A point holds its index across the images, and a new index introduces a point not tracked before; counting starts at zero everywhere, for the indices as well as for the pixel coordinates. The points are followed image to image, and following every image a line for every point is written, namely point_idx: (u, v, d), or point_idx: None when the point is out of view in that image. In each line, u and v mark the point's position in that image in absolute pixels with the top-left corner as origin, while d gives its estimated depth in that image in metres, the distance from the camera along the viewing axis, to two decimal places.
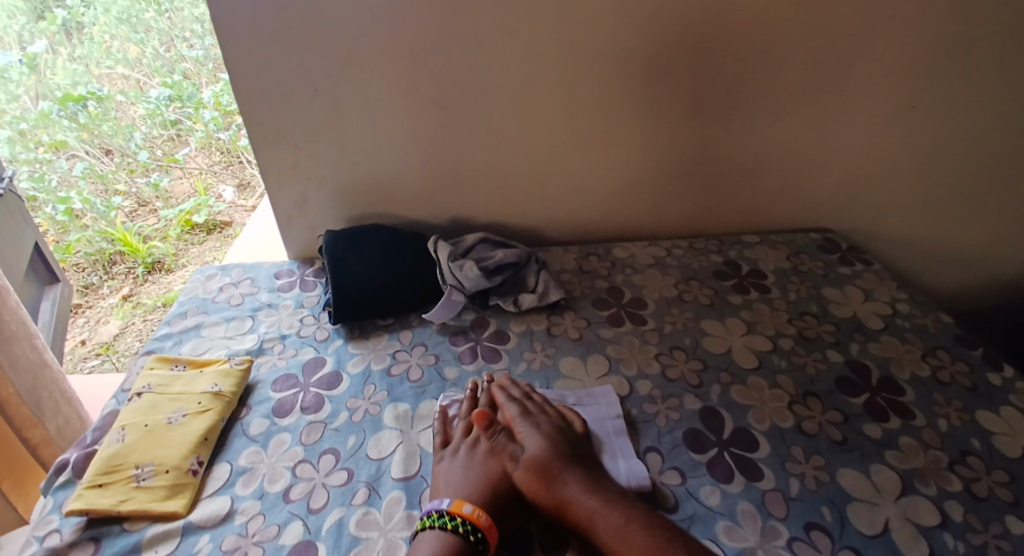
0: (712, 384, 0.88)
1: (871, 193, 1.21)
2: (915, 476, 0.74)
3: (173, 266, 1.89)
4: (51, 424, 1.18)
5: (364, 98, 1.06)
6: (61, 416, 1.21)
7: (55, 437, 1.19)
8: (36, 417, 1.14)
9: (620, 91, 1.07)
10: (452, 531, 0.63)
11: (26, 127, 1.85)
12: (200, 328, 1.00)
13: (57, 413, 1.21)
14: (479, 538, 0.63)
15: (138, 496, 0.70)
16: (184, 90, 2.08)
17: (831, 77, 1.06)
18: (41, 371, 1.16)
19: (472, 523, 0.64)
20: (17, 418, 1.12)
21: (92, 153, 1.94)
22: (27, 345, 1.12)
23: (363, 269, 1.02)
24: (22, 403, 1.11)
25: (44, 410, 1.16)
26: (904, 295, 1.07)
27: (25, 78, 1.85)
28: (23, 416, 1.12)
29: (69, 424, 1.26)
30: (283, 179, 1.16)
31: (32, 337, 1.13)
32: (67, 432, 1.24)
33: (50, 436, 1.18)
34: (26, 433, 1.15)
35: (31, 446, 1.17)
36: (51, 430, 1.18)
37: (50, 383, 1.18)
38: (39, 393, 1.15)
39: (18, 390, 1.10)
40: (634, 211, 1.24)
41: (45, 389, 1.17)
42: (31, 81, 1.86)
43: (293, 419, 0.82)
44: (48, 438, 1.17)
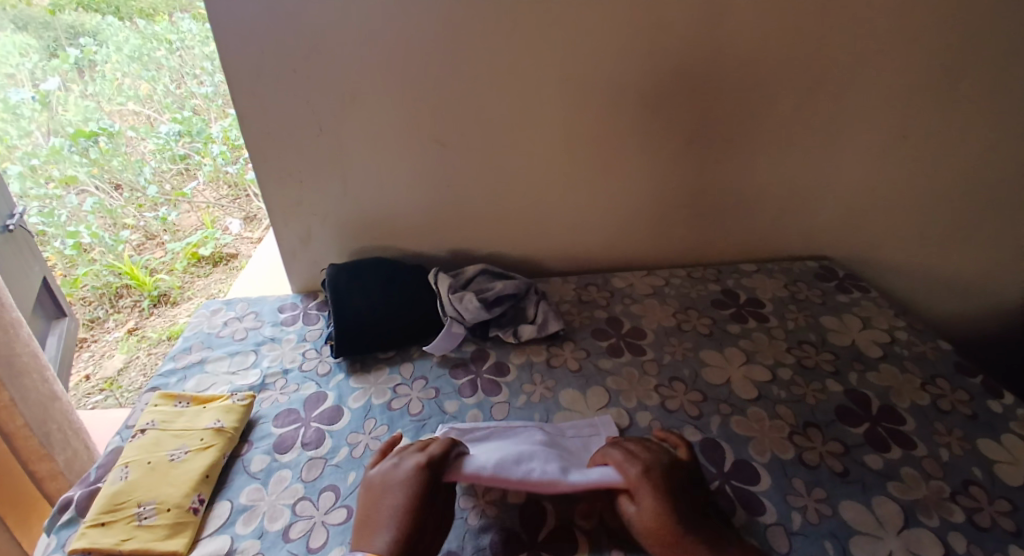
0: (712, 416, 0.88)
1: (865, 222, 1.23)
2: (917, 508, 0.74)
3: (178, 299, 1.92)
4: (59, 457, 1.19)
5: (366, 137, 1.09)
6: (70, 448, 1.22)
7: (63, 470, 1.21)
8: (42, 448, 1.15)
9: (615, 126, 1.10)
10: None
11: (38, 163, 1.88)
12: (203, 364, 1.01)
13: (67, 444, 1.22)
14: None
15: (140, 535, 0.70)
16: (193, 125, 2.11)
17: (820, 110, 1.09)
18: (51, 404, 1.17)
19: None
20: (23, 451, 1.14)
21: (102, 188, 1.98)
22: (37, 378, 1.13)
23: (365, 303, 1.04)
24: (31, 434, 1.12)
25: (53, 442, 1.17)
26: (902, 323, 1.08)
27: (37, 115, 1.86)
28: (29, 448, 1.14)
29: (78, 456, 1.26)
30: (287, 215, 1.18)
31: (44, 369, 1.15)
32: (75, 463, 1.24)
33: (57, 470, 1.20)
34: (32, 467, 1.17)
35: (38, 480, 1.19)
36: (59, 463, 1.19)
37: (59, 415, 1.19)
38: (49, 425, 1.16)
39: (27, 422, 1.11)
40: (632, 241, 1.26)
41: (54, 421, 1.18)
42: (43, 118, 1.88)
43: (293, 455, 0.82)
44: (54, 471, 1.19)
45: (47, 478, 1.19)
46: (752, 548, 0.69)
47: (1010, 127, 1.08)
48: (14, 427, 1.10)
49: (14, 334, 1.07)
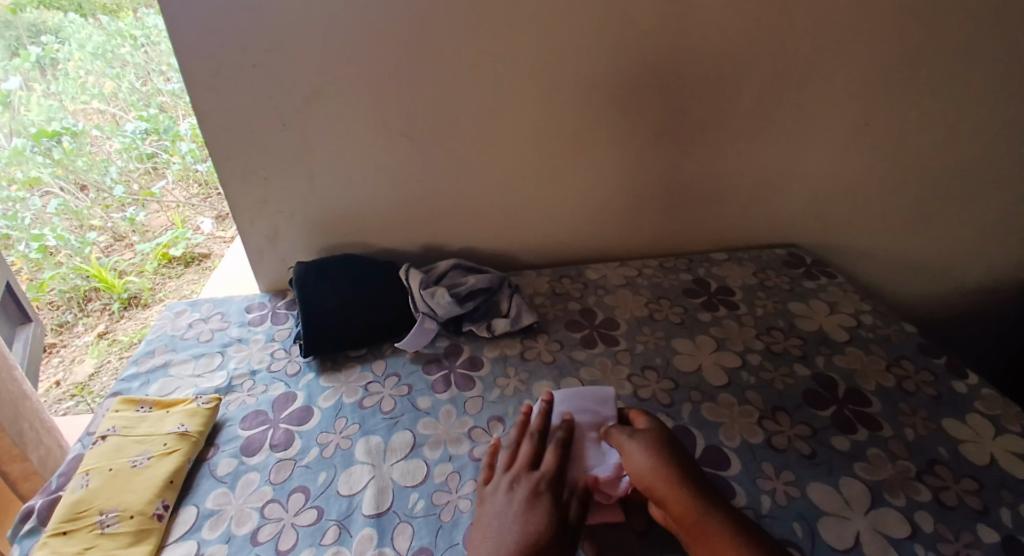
0: (683, 403, 0.88)
1: (832, 209, 1.25)
2: (883, 488, 0.75)
3: (150, 301, 1.86)
4: (33, 456, 1.16)
5: (331, 131, 1.07)
6: (43, 446, 1.19)
7: (37, 468, 1.18)
8: (15, 449, 1.12)
9: (585, 117, 1.10)
10: None
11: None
12: (168, 368, 0.98)
13: (39, 443, 1.19)
14: None
15: (103, 544, 0.68)
16: (160, 123, 2.06)
17: (785, 99, 1.10)
18: (22, 404, 1.14)
19: None
20: None
21: (67, 189, 1.92)
22: (8, 377, 1.10)
23: (334, 301, 1.02)
24: (3, 433, 1.10)
25: (27, 441, 1.15)
26: (868, 306, 1.10)
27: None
28: (1, 448, 1.11)
29: (51, 455, 1.23)
30: (253, 213, 1.15)
31: (14, 367, 1.11)
32: (49, 462, 1.21)
33: (30, 469, 1.17)
34: (5, 468, 1.14)
35: (11, 481, 1.16)
36: (33, 462, 1.17)
37: (31, 414, 1.16)
38: (21, 423, 1.13)
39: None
40: (605, 232, 1.26)
41: (27, 420, 1.15)
42: (3, 117, 1.83)
43: (261, 457, 0.81)
44: (28, 471, 1.16)
45: (20, 479, 1.16)
46: None
47: (967, 112, 1.11)
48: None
49: None
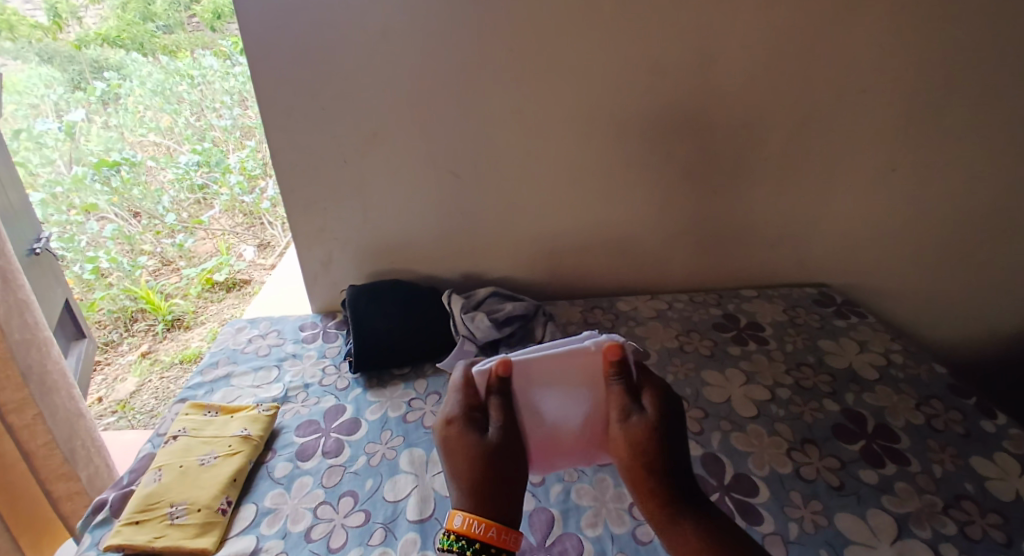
0: (713, 431, 0.92)
1: (861, 250, 1.28)
2: (910, 520, 0.77)
3: (191, 323, 2.01)
4: (82, 473, 1.25)
5: (387, 166, 1.17)
6: (92, 464, 1.28)
7: (84, 486, 1.27)
8: (64, 467, 1.21)
9: (621, 157, 1.17)
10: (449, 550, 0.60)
11: (61, 191, 1.96)
12: (229, 378, 1.06)
13: (89, 461, 1.28)
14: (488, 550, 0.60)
15: (172, 533, 0.74)
16: (212, 156, 2.25)
17: (814, 143, 1.16)
18: (76, 422, 1.24)
19: (466, 537, 0.60)
20: (43, 470, 1.19)
21: (121, 216, 2.10)
22: (65, 396, 1.21)
23: (383, 321, 1.09)
24: (54, 451, 1.18)
25: (78, 458, 1.24)
26: (897, 347, 1.12)
27: (60, 144, 1.96)
28: (50, 466, 1.19)
29: (99, 473, 1.32)
30: (310, 239, 1.25)
31: (70, 387, 1.22)
32: (98, 481, 1.30)
33: (74, 490, 1.25)
34: (51, 486, 1.21)
35: (54, 499, 1.23)
36: (78, 482, 1.24)
37: (84, 432, 1.26)
38: (73, 442, 1.23)
39: (54, 439, 1.17)
40: (637, 267, 1.32)
41: (80, 438, 1.25)
42: (67, 147, 1.98)
43: (314, 463, 0.87)
44: (72, 491, 1.24)
45: (64, 497, 1.24)
46: None
47: (994, 157, 1.15)
48: (36, 446, 1.15)
49: (45, 351, 1.15)
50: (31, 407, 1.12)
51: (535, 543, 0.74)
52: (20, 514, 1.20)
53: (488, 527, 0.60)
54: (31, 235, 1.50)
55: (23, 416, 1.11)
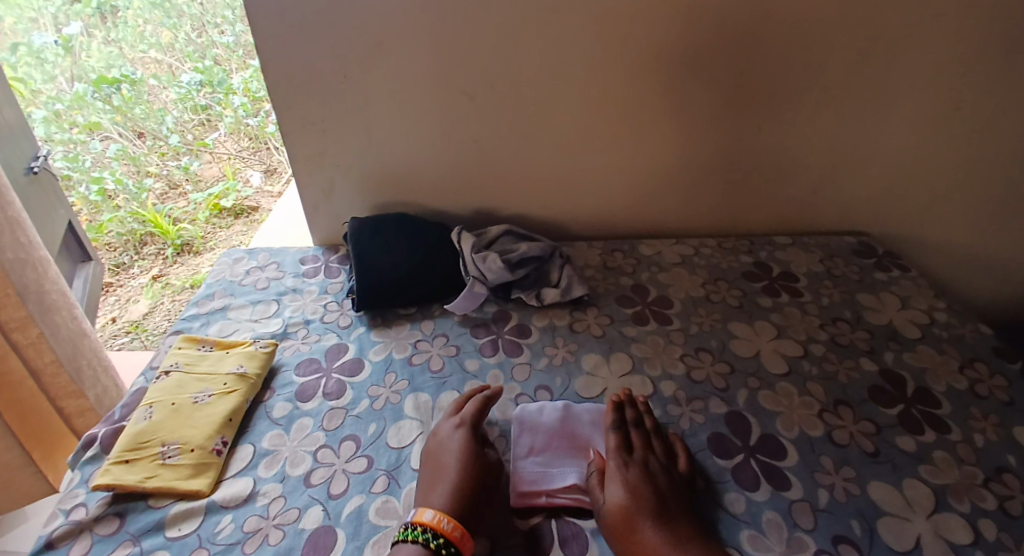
0: (739, 388, 0.86)
1: (908, 198, 1.17)
2: (948, 493, 0.72)
3: (201, 249, 1.93)
4: (90, 392, 1.23)
5: (391, 86, 1.05)
6: (99, 385, 1.26)
7: (92, 405, 1.24)
8: (71, 385, 1.18)
9: (653, 83, 1.05)
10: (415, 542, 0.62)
11: (62, 109, 1.93)
12: (226, 311, 1.01)
13: (97, 381, 1.25)
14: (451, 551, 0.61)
15: (164, 473, 0.71)
16: (214, 76, 2.12)
17: (872, 75, 1.02)
18: (81, 341, 1.20)
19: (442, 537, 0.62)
20: (52, 388, 1.16)
21: (125, 136, 2.03)
22: (67, 315, 1.16)
23: (388, 258, 1.02)
24: (60, 370, 1.15)
25: (84, 377, 1.21)
26: (942, 304, 1.03)
27: (60, 60, 1.93)
28: (57, 384, 1.16)
29: (108, 393, 1.30)
30: (311, 165, 1.16)
31: (73, 307, 1.18)
32: (105, 400, 1.28)
33: (84, 406, 1.23)
34: (61, 403, 1.20)
35: (65, 416, 1.21)
36: (88, 399, 1.23)
37: (89, 351, 1.23)
38: (79, 361, 1.20)
39: (55, 359, 1.13)
40: (663, 208, 1.22)
41: (85, 357, 1.21)
42: (67, 63, 1.95)
43: (315, 404, 0.83)
44: (82, 407, 1.22)
45: (75, 414, 1.22)
46: (776, 521, 0.68)
47: None
48: (42, 364, 1.12)
49: (43, 271, 1.10)
50: (34, 326, 1.07)
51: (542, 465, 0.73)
52: (41, 435, 1.17)
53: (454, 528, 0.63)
54: (29, 152, 1.42)
55: (28, 335, 1.07)
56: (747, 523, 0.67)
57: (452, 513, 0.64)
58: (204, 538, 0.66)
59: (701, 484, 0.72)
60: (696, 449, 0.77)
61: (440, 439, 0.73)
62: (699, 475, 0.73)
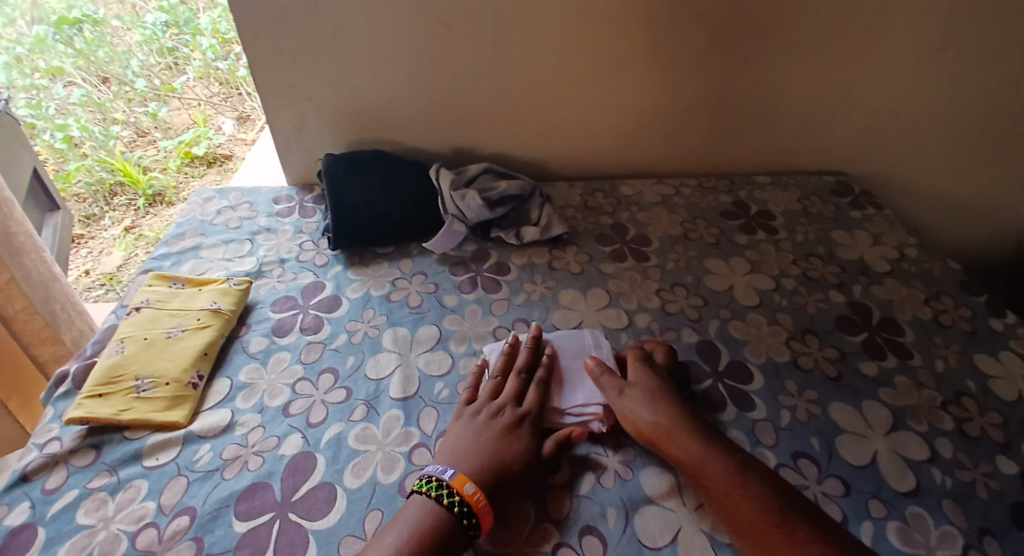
0: (711, 320, 0.87)
1: (888, 137, 1.17)
2: (907, 414, 0.75)
3: (173, 200, 1.86)
4: (65, 337, 1.21)
5: (361, 13, 1.00)
6: (75, 329, 1.24)
7: (71, 348, 1.23)
8: (48, 329, 1.17)
9: (634, 13, 1.01)
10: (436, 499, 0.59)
11: (23, 52, 1.86)
12: (198, 250, 0.99)
13: (72, 325, 1.24)
14: (473, 523, 0.57)
15: (139, 406, 0.71)
16: (180, 15, 2.05)
17: (857, 8, 0.99)
18: (53, 285, 1.16)
19: (467, 505, 0.58)
20: (24, 335, 1.15)
21: (89, 81, 1.94)
22: (37, 258, 1.12)
23: (363, 195, 1.00)
24: (34, 315, 1.14)
25: (60, 320, 1.19)
26: (913, 241, 1.05)
27: (19, 3, 1.85)
28: (30, 329, 1.14)
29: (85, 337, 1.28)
30: (280, 99, 1.11)
31: (42, 250, 1.13)
32: (82, 343, 1.26)
33: (58, 354, 1.22)
34: (36, 350, 1.18)
35: (38, 364, 1.21)
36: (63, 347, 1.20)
37: (61, 296, 1.19)
38: (52, 305, 1.17)
39: (30, 302, 1.12)
40: (644, 148, 1.20)
41: (57, 301, 1.18)
42: (25, 5, 1.86)
43: (291, 338, 0.82)
44: (58, 354, 1.20)
45: (51, 361, 1.21)
46: (740, 440, 0.70)
47: None
48: (14, 311, 1.11)
49: (8, 212, 1.04)
50: (3, 270, 1.05)
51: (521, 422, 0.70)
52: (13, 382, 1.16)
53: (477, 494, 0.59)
54: None
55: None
56: None
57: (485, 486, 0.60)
58: (183, 466, 0.66)
59: None
60: (665, 375, 0.78)
61: (458, 431, 0.66)
62: None
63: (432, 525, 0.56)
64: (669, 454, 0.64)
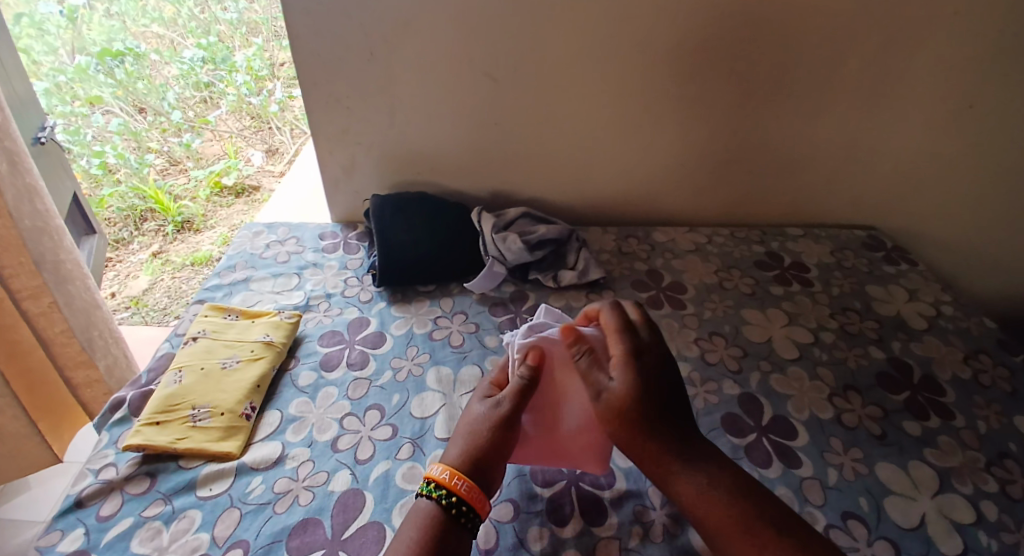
0: (752, 371, 0.88)
1: (918, 195, 1.19)
2: (952, 475, 0.75)
3: (202, 226, 1.93)
4: (99, 363, 1.20)
5: (415, 64, 1.06)
6: (110, 355, 1.23)
7: (103, 376, 1.22)
8: (83, 355, 1.16)
9: (674, 70, 1.06)
10: (431, 498, 0.59)
11: (64, 80, 1.92)
12: (248, 282, 1.02)
13: (107, 352, 1.23)
14: (462, 511, 0.59)
15: (194, 435, 0.73)
16: (218, 52, 2.14)
17: (888, 71, 1.04)
18: (93, 313, 1.18)
19: (448, 489, 0.59)
20: (62, 358, 1.14)
21: (126, 110, 2.03)
22: (81, 285, 1.14)
23: (409, 235, 1.04)
24: (72, 339, 1.13)
25: (95, 347, 1.18)
26: (948, 298, 1.06)
27: (61, 32, 1.89)
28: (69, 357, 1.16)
29: (118, 365, 1.26)
30: (332, 141, 1.17)
31: (87, 278, 1.16)
32: (115, 371, 1.25)
33: (92, 378, 1.20)
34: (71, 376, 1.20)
35: (73, 388, 1.19)
36: (98, 370, 1.20)
37: (101, 323, 1.20)
38: (90, 332, 1.17)
39: (71, 327, 1.12)
40: (677, 197, 1.24)
41: (96, 328, 1.19)
42: (68, 35, 1.91)
43: (339, 374, 0.85)
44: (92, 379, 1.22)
45: (83, 385, 1.19)
46: (787, 497, 0.70)
47: None
48: (53, 333, 1.10)
49: (58, 240, 1.08)
50: (46, 295, 1.06)
51: (565, 471, 0.72)
52: (46, 403, 1.14)
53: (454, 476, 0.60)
54: (36, 123, 1.36)
55: (39, 304, 1.05)
56: None
57: (464, 470, 0.61)
58: (235, 498, 0.68)
59: None
60: (709, 427, 0.79)
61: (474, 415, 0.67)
62: None
63: (425, 525, 0.57)
64: (647, 464, 0.62)
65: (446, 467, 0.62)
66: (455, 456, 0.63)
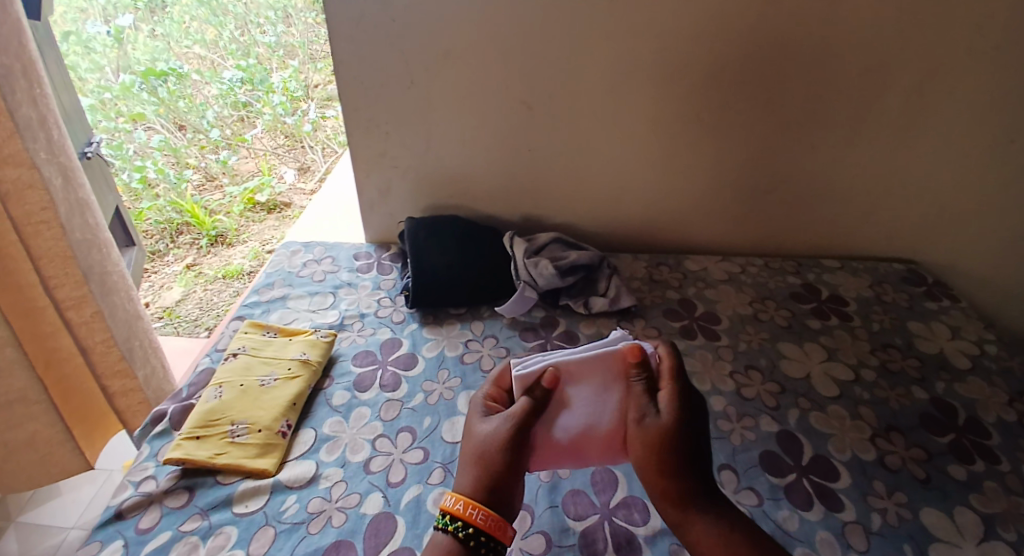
0: (791, 408, 0.86)
1: (956, 229, 1.16)
2: (997, 521, 0.71)
3: (234, 241, 1.99)
4: (138, 373, 1.21)
5: (453, 93, 1.09)
6: (148, 365, 1.24)
7: (142, 385, 1.23)
8: (121, 365, 1.17)
9: (708, 102, 1.06)
10: (444, 530, 0.58)
11: (108, 97, 1.97)
12: (285, 300, 1.05)
13: (146, 362, 1.24)
14: (481, 542, 0.57)
15: (232, 451, 0.74)
16: (257, 74, 2.22)
17: (926, 106, 1.03)
18: (136, 323, 1.19)
19: (462, 520, 0.57)
20: (100, 366, 1.16)
21: (167, 127, 2.11)
22: (124, 297, 1.16)
23: (442, 258, 1.05)
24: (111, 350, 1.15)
25: (134, 356, 1.19)
26: (992, 336, 1.02)
27: (108, 51, 1.98)
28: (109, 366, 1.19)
29: (155, 373, 1.27)
30: (370, 165, 1.20)
31: (131, 289, 1.18)
32: (153, 381, 1.25)
33: (128, 388, 1.21)
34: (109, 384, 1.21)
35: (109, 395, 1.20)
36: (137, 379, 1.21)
37: (141, 333, 1.21)
38: (131, 342, 1.18)
39: (111, 336, 1.13)
40: (708, 226, 1.23)
41: (137, 339, 1.20)
42: (114, 54, 2.00)
43: (372, 394, 0.85)
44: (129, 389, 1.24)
45: (118, 394, 1.21)
46: (829, 542, 0.68)
47: None
48: (93, 343, 1.12)
49: (106, 253, 1.10)
50: (88, 306, 1.08)
51: (598, 505, 0.71)
52: (80, 409, 1.18)
53: (467, 506, 0.58)
54: (81, 139, 1.37)
55: (81, 314, 1.08)
56: (801, 541, 0.68)
57: (480, 499, 0.59)
58: (270, 516, 0.69)
59: (753, 502, 0.73)
60: (747, 466, 0.77)
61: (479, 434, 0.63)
62: (749, 490, 0.74)
63: None
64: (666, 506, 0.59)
65: (459, 496, 0.60)
66: (466, 483, 0.60)
